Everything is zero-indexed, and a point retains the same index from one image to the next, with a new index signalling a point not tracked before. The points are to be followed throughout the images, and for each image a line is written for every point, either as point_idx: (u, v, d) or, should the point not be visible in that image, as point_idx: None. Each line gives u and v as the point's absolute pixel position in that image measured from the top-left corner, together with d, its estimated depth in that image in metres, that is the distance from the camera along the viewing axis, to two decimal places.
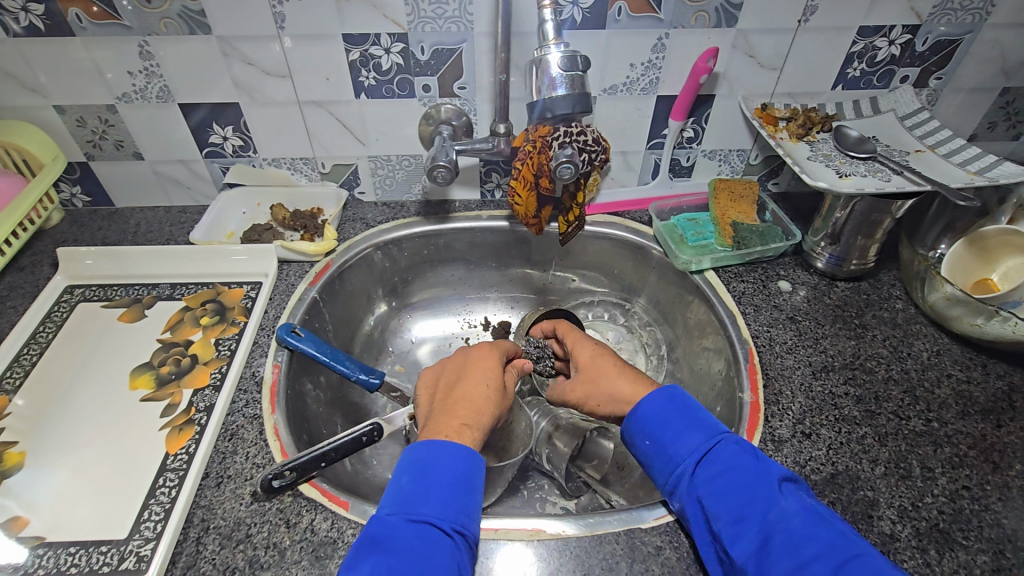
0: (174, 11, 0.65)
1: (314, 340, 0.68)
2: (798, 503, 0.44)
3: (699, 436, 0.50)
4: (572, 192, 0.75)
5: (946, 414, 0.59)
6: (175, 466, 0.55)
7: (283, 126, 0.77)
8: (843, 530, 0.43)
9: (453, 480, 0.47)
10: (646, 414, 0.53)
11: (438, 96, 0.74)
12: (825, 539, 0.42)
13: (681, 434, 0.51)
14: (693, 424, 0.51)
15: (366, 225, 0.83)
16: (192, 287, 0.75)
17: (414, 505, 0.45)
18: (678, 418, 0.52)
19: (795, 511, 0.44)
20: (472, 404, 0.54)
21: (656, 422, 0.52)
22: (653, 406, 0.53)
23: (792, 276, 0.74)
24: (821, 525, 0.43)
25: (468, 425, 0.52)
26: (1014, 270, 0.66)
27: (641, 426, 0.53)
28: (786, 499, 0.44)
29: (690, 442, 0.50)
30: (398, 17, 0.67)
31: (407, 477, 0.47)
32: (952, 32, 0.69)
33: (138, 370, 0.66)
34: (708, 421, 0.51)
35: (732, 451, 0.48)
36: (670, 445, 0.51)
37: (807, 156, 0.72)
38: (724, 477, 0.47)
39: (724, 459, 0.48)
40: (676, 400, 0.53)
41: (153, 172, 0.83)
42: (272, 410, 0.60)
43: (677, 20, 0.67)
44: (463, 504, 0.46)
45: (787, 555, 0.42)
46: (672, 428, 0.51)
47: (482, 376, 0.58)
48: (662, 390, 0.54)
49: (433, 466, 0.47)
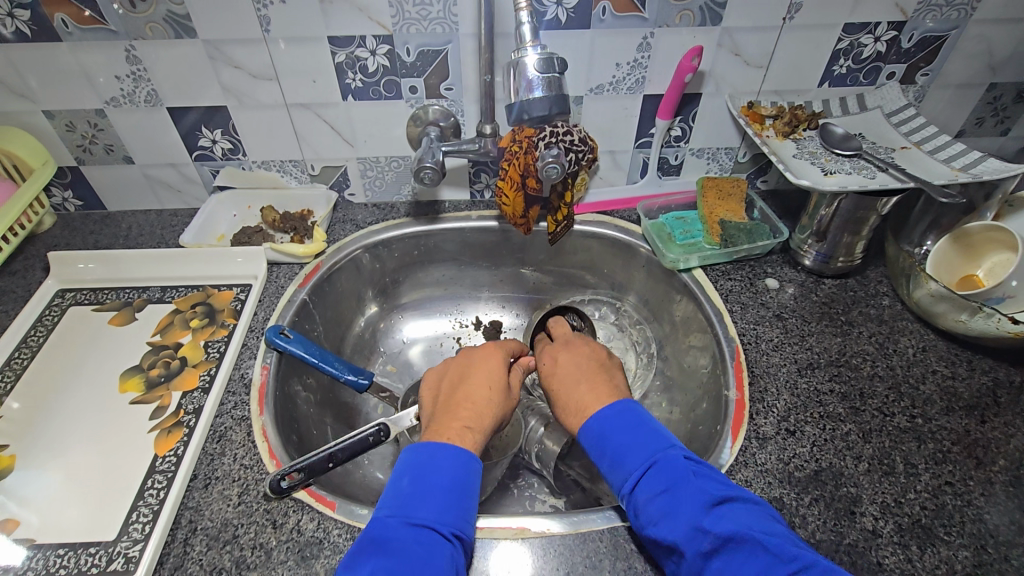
0: (161, 16, 0.66)
1: (303, 341, 0.68)
2: (729, 527, 0.43)
3: (633, 460, 0.49)
4: (560, 191, 0.75)
5: (930, 410, 0.59)
6: (163, 468, 0.56)
7: (271, 128, 0.77)
8: (775, 553, 0.41)
9: (450, 485, 0.47)
10: (589, 438, 0.53)
11: (425, 97, 0.75)
12: (755, 565, 0.41)
13: (619, 458, 0.50)
14: (629, 444, 0.50)
15: (356, 226, 0.83)
16: (182, 290, 0.76)
17: (413, 508, 0.46)
18: (616, 439, 0.51)
19: (726, 535, 0.43)
20: (473, 406, 0.55)
21: (597, 447, 0.52)
22: (592, 430, 0.53)
23: (779, 273, 0.75)
24: (750, 550, 0.42)
25: (469, 426, 0.53)
26: (998, 266, 0.66)
27: (588, 449, 0.53)
28: (716, 523, 0.43)
29: (627, 466, 0.50)
30: (383, 19, 0.67)
31: (407, 479, 0.48)
32: (937, 28, 0.69)
33: (129, 373, 0.66)
34: (648, 439, 0.51)
35: (667, 474, 0.48)
36: (611, 470, 0.51)
37: (793, 154, 0.73)
38: (656, 504, 0.46)
39: (656, 483, 0.47)
40: (617, 418, 0.53)
41: (144, 175, 0.83)
42: (260, 412, 0.61)
43: (661, 19, 0.67)
44: (460, 509, 0.47)
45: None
46: (609, 452, 0.51)
47: (485, 377, 0.58)
48: (603, 408, 0.54)
49: (435, 469, 0.48)
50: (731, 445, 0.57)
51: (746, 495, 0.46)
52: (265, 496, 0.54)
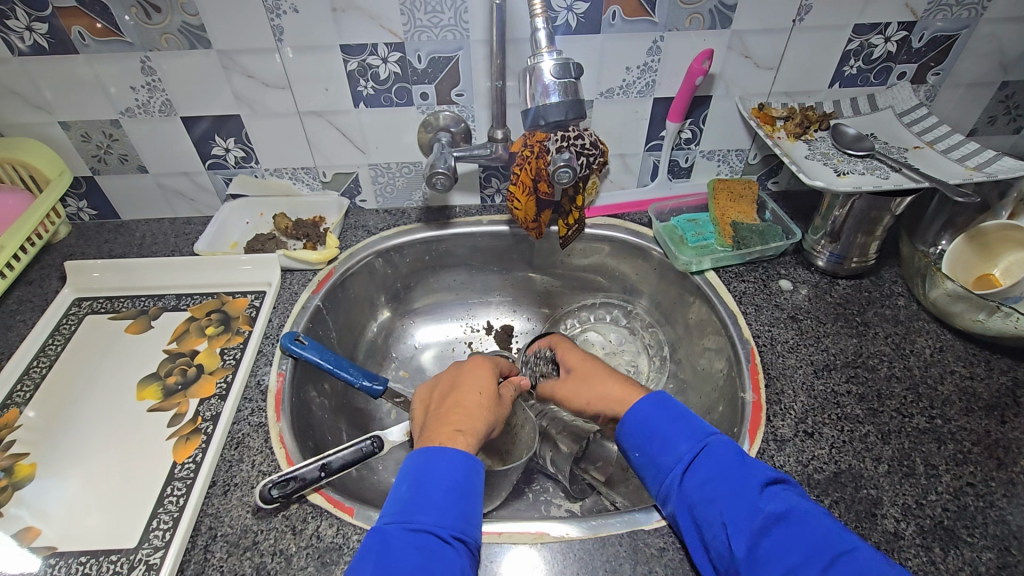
0: (175, 27, 0.67)
1: (318, 347, 0.68)
2: (781, 506, 0.44)
3: (686, 444, 0.50)
4: (571, 195, 0.75)
5: (950, 411, 0.59)
6: (182, 475, 0.56)
7: (283, 135, 0.78)
8: (831, 528, 0.42)
9: (449, 486, 0.47)
10: (636, 426, 0.54)
11: (435, 104, 0.75)
12: (810, 540, 0.41)
13: (668, 443, 0.51)
14: (680, 431, 0.51)
15: (367, 232, 0.84)
16: (197, 298, 0.76)
17: (413, 512, 0.46)
18: (666, 425, 0.52)
19: (779, 515, 0.43)
20: (464, 411, 0.55)
21: (644, 433, 0.53)
22: (640, 418, 0.54)
23: (793, 275, 0.74)
24: (805, 525, 0.42)
25: (460, 430, 0.53)
26: (1015, 264, 0.66)
27: (632, 438, 0.54)
28: (768, 503, 0.44)
29: (677, 449, 0.50)
30: (394, 26, 0.67)
31: (407, 484, 0.48)
32: (948, 27, 0.69)
33: (146, 381, 0.67)
34: (695, 426, 0.52)
35: (719, 456, 0.49)
36: (659, 455, 0.51)
37: (805, 155, 0.73)
38: (709, 485, 0.47)
39: (709, 464, 0.48)
40: (664, 407, 0.54)
41: (157, 185, 0.84)
42: (277, 418, 0.61)
43: (672, 23, 0.67)
44: (461, 510, 0.47)
45: (776, 560, 0.41)
46: (660, 438, 0.52)
47: (475, 385, 0.59)
48: (648, 398, 0.55)
49: (431, 475, 0.48)
50: (750, 448, 0.57)
51: (794, 482, 0.47)
52: (284, 503, 0.54)
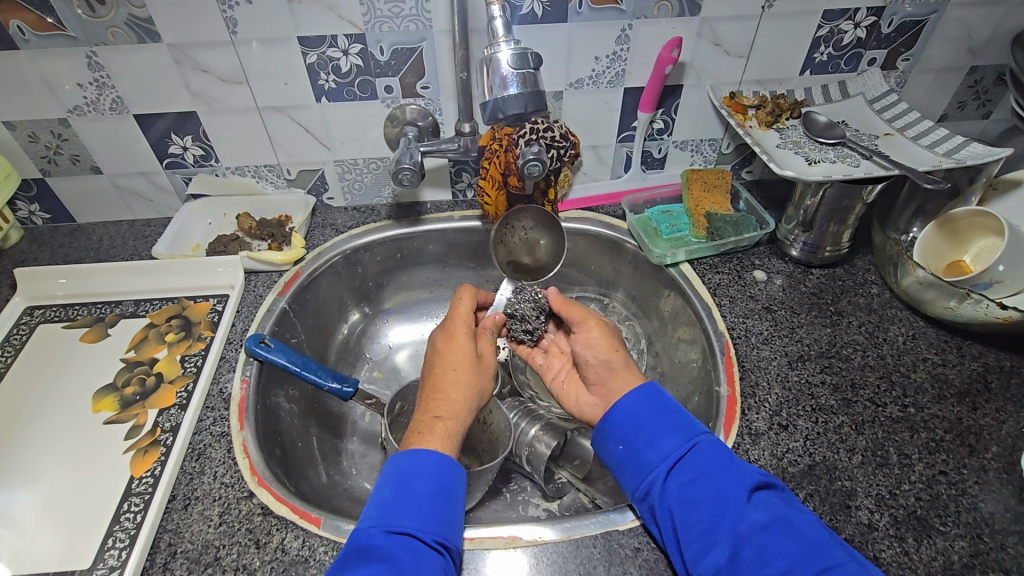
0: (122, 20, 0.63)
1: (285, 350, 0.66)
2: (766, 515, 0.43)
3: (673, 441, 0.49)
4: (543, 188, 0.75)
5: (923, 399, 0.59)
6: (140, 490, 0.54)
7: (243, 133, 0.75)
8: (816, 540, 0.41)
9: (433, 491, 0.46)
10: (621, 418, 0.53)
11: (401, 97, 0.73)
12: (794, 552, 0.41)
13: (654, 439, 0.50)
14: (668, 428, 0.50)
15: (335, 231, 0.82)
16: (157, 303, 0.73)
17: (394, 516, 0.44)
18: (654, 420, 0.51)
19: (764, 524, 0.43)
20: (442, 395, 0.54)
21: (630, 427, 0.52)
22: (626, 410, 0.53)
23: (767, 265, 0.74)
24: (789, 537, 0.41)
25: (439, 416, 0.52)
26: (984, 251, 0.66)
27: (615, 430, 0.52)
28: (755, 511, 0.43)
29: (664, 446, 0.49)
30: (353, 17, 0.65)
31: (389, 487, 0.47)
32: (917, 12, 0.68)
33: (102, 392, 0.64)
34: (684, 423, 0.51)
35: (706, 457, 0.48)
36: (644, 450, 0.50)
37: (777, 144, 0.72)
38: (695, 486, 0.46)
39: (696, 465, 0.47)
40: (651, 404, 0.53)
41: (113, 186, 0.80)
42: (241, 427, 0.59)
43: (640, 10, 0.66)
44: (444, 516, 0.46)
45: (759, 569, 0.41)
46: (645, 433, 0.51)
47: (451, 362, 0.57)
48: (638, 390, 0.54)
49: (416, 477, 0.47)
50: (725, 442, 0.56)
51: (781, 486, 0.47)
52: (247, 516, 0.52)
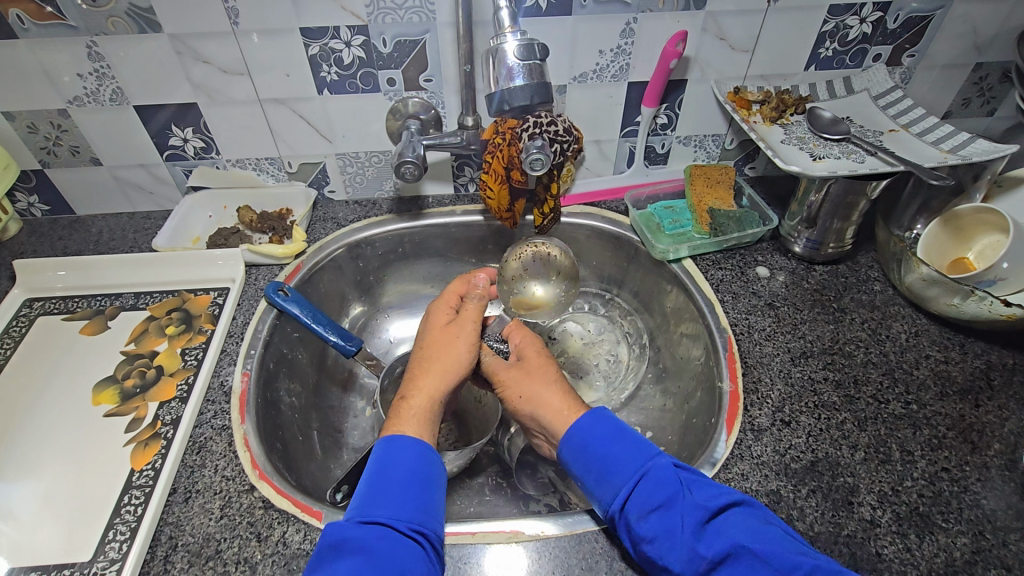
0: (122, 9, 0.63)
1: (300, 301, 0.71)
2: (722, 544, 0.42)
3: (622, 474, 0.48)
4: (546, 183, 0.74)
5: (925, 396, 0.58)
6: (140, 483, 0.54)
7: (244, 125, 0.75)
8: (777, 560, 0.39)
9: (406, 478, 0.46)
10: (573, 452, 0.52)
11: (403, 89, 0.72)
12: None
13: (604, 475, 0.49)
14: (615, 459, 0.50)
15: (337, 225, 0.81)
16: (157, 296, 0.73)
17: (369, 506, 0.44)
18: (602, 451, 0.51)
19: (719, 555, 0.41)
20: (412, 377, 0.56)
21: (581, 462, 0.51)
22: (574, 444, 0.52)
23: (770, 261, 0.74)
24: (748, 563, 0.40)
25: (403, 396, 0.54)
26: (988, 248, 0.65)
27: (572, 465, 0.52)
28: (709, 542, 0.42)
29: (615, 481, 0.48)
30: (356, 8, 0.64)
31: (365, 480, 0.47)
32: (923, 8, 0.68)
33: (102, 385, 0.63)
34: (634, 450, 0.50)
35: (655, 486, 0.47)
36: (598, 487, 0.50)
37: (782, 140, 0.72)
38: (647, 522, 0.45)
39: (645, 497, 0.46)
40: (595, 429, 0.52)
41: (113, 177, 0.80)
42: (241, 420, 0.59)
43: (645, 4, 0.65)
44: (420, 502, 0.45)
45: None
46: (594, 470, 0.50)
47: (428, 346, 0.59)
48: (585, 417, 0.53)
49: (390, 464, 0.47)
50: (727, 438, 0.56)
51: (743, 503, 0.45)
52: (248, 509, 0.52)
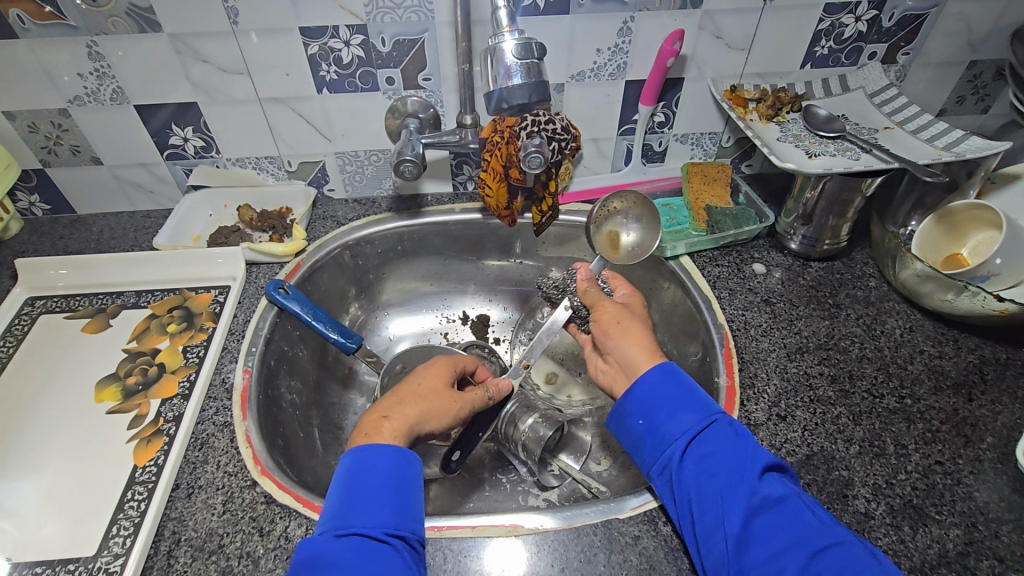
0: (123, 9, 0.63)
1: (300, 298, 0.71)
2: (779, 491, 0.44)
3: (694, 416, 0.50)
4: (544, 181, 0.75)
5: (919, 390, 0.59)
6: (144, 479, 0.54)
7: (244, 124, 0.75)
8: (825, 519, 0.43)
9: (379, 483, 0.47)
10: (643, 393, 0.52)
11: (402, 88, 0.73)
12: (804, 526, 0.42)
13: (676, 413, 0.50)
14: (688, 402, 0.50)
15: (336, 223, 0.82)
16: (158, 294, 0.73)
17: (344, 516, 0.45)
18: (676, 395, 0.51)
19: (775, 499, 0.44)
20: (396, 399, 0.56)
21: (651, 400, 0.51)
22: (650, 385, 0.52)
23: (766, 258, 0.74)
24: (801, 513, 0.43)
25: (383, 416, 0.53)
26: (982, 244, 0.66)
27: (637, 404, 0.52)
28: (769, 486, 0.44)
29: (687, 419, 0.49)
30: (355, 8, 0.65)
31: (337, 489, 0.47)
32: (917, 6, 0.69)
33: (105, 382, 0.64)
34: (704, 400, 0.51)
35: (725, 433, 0.48)
36: (665, 423, 0.50)
37: (777, 137, 0.72)
38: (713, 459, 0.47)
39: (714, 440, 0.48)
40: (676, 376, 0.52)
41: (114, 177, 0.80)
42: (243, 417, 0.59)
43: (642, 3, 0.66)
44: (394, 507, 0.46)
45: (762, 542, 0.42)
46: (666, 408, 0.51)
47: (421, 377, 0.59)
48: (661, 367, 0.53)
49: (361, 473, 0.47)
50: None
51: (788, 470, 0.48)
52: (250, 504, 0.52)
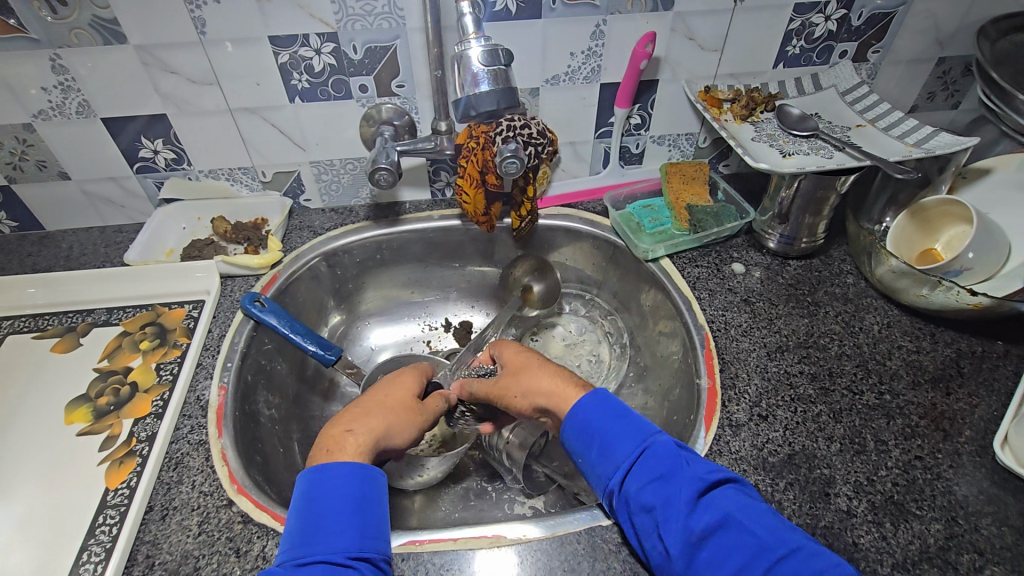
0: (86, 21, 0.62)
1: (277, 311, 0.70)
2: (717, 514, 0.43)
3: (624, 448, 0.48)
4: (522, 186, 0.74)
5: (897, 386, 0.60)
6: (116, 502, 0.53)
7: (215, 135, 0.74)
8: (769, 533, 0.41)
9: (340, 506, 0.46)
10: (574, 429, 0.51)
11: (376, 96, 0.72)
12: (746, 548, 0.40)
13: (607, 447, 0.49)
14: (620, 432, 0.49)
15: (313, 233, 0.81)
16: (130, 311, 0.72)
17: (306, 543, 0.44)
18: (606, 426, 0.50)
19: (715, 524, 0.42)
20: (358, 411, 0.55)
21: (583, 437, 0.51)
22: (578, 422, 0.51)
23: (745, 257, 0.74)
24: (742, 533, 0.41)
25: (349, 429, 0.52)
26: (955, 239, 0.67)
27: (574, 439, 0.51)
28: (705, 513, 0.43)
29: (617, 454, 0.48)
30: (325, 16, 0.64)
31: (296, 516, 0.46)
32: (886, 5, 0.69)
33: (75, 403, 0.62)
34: (635, 426, 0.50)
35: (658, 459, 0.47)
36: (598, 460, 0.49)
37: (752, 137, 0.73)
38: (648, 492, 0.45)
39: (646, 470, 0.46)
40: (597, 408, 0.51)
41: (83, 192, 0.79)
42: (219, 434, 0.58)
43: (614, 6, 0.66)
44: (357, 528, 0.45)
45: (712, 571, 0.41)
46: (596, 443, 0.50)
47: (386, 390, 0.59)
48: (589, 397, 0.52)
49: (321, 497, 0.46)
50: (705, 435, 0.56)
51: (733, 479, 0.46)
52: (227, 524, 0.51)
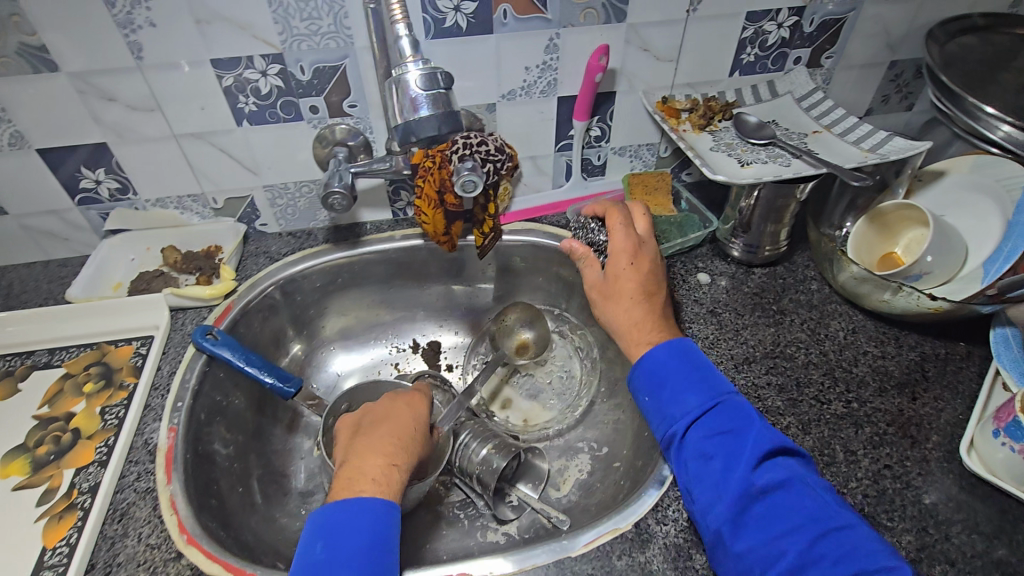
0: (12, 49, 0.59)
1: (230, 343, 0.67)
2: (779, 476, 0.45)
3: (696, 399, 0.51)
4: (483, 204, 0.73)
5: (865, 393, 0.59)
6: (54, 562, 0.49)
7: (161, 162, 0.71)
8: (826, 503, 0.44)
9: (369, 542, 0.46)
10: (648, 369, 0.54)
11: (327, 117, 0.70)
12: (801, 511, 0.43)
13: (678, 395, 0.52)
14: (693, 384, 0.52)
15: (270, 259, 0.78)
16: (73, 351, 0.68)
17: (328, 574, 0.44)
18: (679, 378, 0.53)
19: (773, 484, 0.45)
20: (396, 440, 0.54)
21: (656, 380, 0.54)
22: (655, 365, 0.54)
23: (710, 267, 0.74)
24: (801, 497, 0.44)
25: (395, 463, 0.52)
26: (913, 242, 0.68)
27: (644, 382, 0.54)
28: (766, 473, 0.45)
29: (688, 402, 0.51)
30: (269, 37, 0.62)
31: (320, 542, 0.45)
32: (836, 11, 0.70)
33: (11, 455, 0.58)
34: (710, 382, 0.52)
35: (728, 416, 0.50)
36: (668, 404, 0.52)
37: (710, 147, 0.72)
38: (714, 443, 0.48)
39: (716, 423, 0.49)
40: (676, 359, 0.54)
41: (21, 226, 0.75)
42: (168, 481, 0.55)
43: (566, 19, 0.65)
44: (382, 566, 0.45)
45: (760, 525, 0.44)
46: (669, 389, 0.53)
47: (411, 416, 0.58)
48: (669, 345, 0.55)
49: (352, 528, 0.46)
50: None
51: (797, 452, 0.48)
52: None
